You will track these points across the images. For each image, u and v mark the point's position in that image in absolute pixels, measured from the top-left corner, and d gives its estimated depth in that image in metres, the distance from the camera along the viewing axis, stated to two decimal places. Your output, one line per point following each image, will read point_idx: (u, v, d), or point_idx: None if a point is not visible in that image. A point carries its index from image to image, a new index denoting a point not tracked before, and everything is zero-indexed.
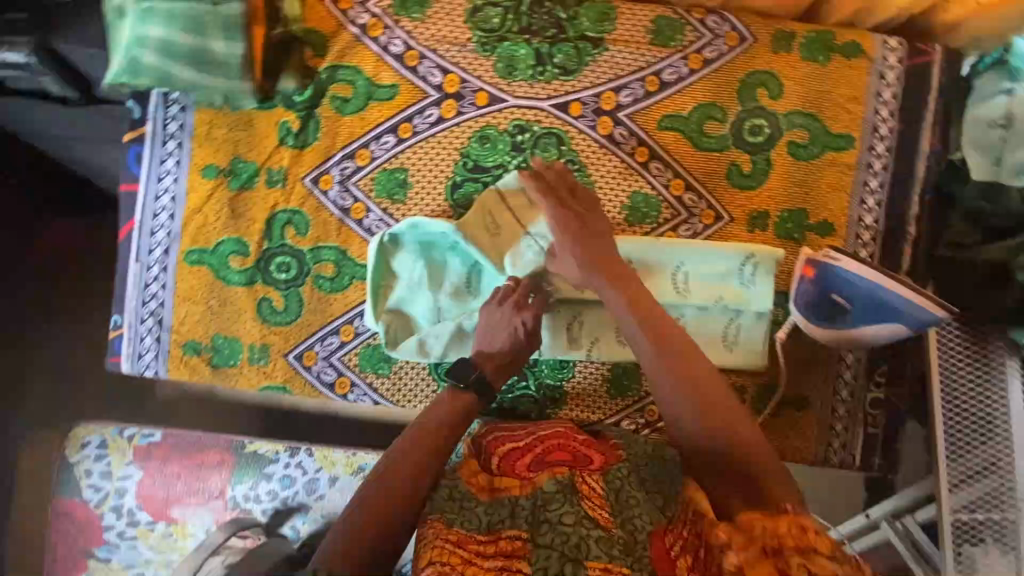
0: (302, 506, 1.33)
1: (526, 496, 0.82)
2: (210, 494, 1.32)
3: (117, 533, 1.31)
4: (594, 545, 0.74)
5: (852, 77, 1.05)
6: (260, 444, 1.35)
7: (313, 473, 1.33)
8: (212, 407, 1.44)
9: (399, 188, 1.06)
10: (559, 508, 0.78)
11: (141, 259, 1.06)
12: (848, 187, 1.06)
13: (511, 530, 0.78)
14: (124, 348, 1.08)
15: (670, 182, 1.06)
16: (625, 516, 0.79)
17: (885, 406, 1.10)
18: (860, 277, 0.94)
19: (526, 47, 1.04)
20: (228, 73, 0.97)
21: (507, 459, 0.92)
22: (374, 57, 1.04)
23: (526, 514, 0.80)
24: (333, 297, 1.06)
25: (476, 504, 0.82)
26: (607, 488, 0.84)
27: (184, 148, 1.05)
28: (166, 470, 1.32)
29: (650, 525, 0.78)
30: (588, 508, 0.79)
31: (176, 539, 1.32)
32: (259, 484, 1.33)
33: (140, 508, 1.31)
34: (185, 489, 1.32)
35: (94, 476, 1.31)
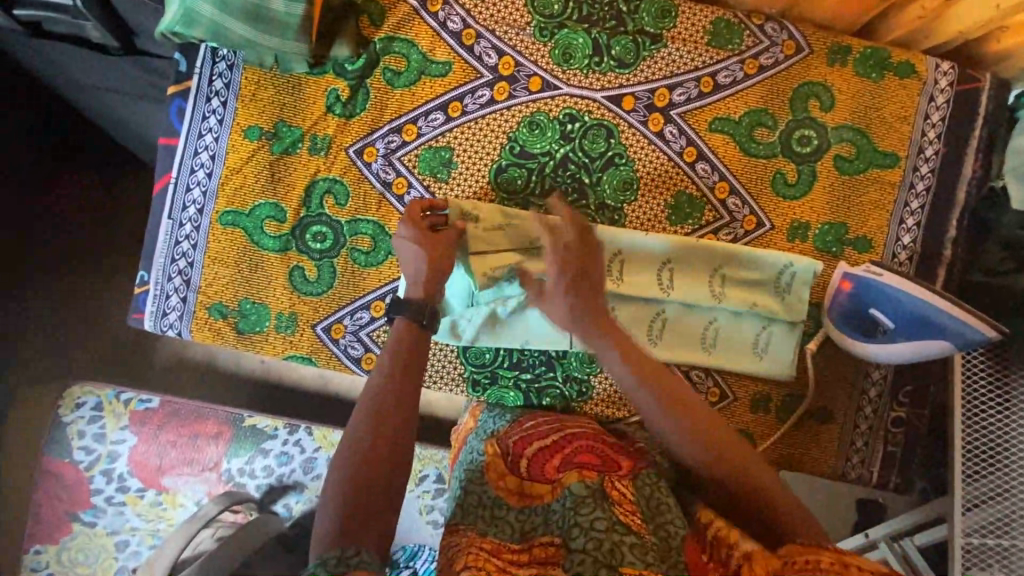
0: (298, 485, 1.31)
1: (558, 497, 0.80)
2: (204, 465, 1.29)
3: (106, 497, 1.27)
4: (628, 551, 0.70)
5: (902, 96, 1.06)
6: (259, 419, 1.33)
7: (312, 452, 1.31)
8: (216, 377, 1.40)
9: (443, 166, 1.05)
10: (591, 512, 0.74)
11: (174, 216, 1.04)
12: (890, 206, 1.07)
13: (544, 537, 0.77)
14: (148, 305, 1.05)
15: (715, 184, 1.06)
16: (656, 523, 0.76)
17: (906, 426, 1.10)
18: (899, 291, 0.95)
19: (584, 37, 1.04)
20: (284, 32, 0.94)
21: (534, 460, 0.90)
22: (431, 32, 1.03)
23: (558, 517, 0.77)
24: (367, 271, 1.05)
25: (509, 510, 0.83)
26: (638, 494, 0.81)
27: (229, 107, 1.03)
28: (161, 437, 1.29)
29: (685, 532, 0.76)
30: (619, 514, 0.76)
31: (164, 508, 1.28)
32: (255, 459, 1.31)
33: (132, 473, 1.28)
34: (179, 458, 1.29)
35: (86, 438, 1.28)
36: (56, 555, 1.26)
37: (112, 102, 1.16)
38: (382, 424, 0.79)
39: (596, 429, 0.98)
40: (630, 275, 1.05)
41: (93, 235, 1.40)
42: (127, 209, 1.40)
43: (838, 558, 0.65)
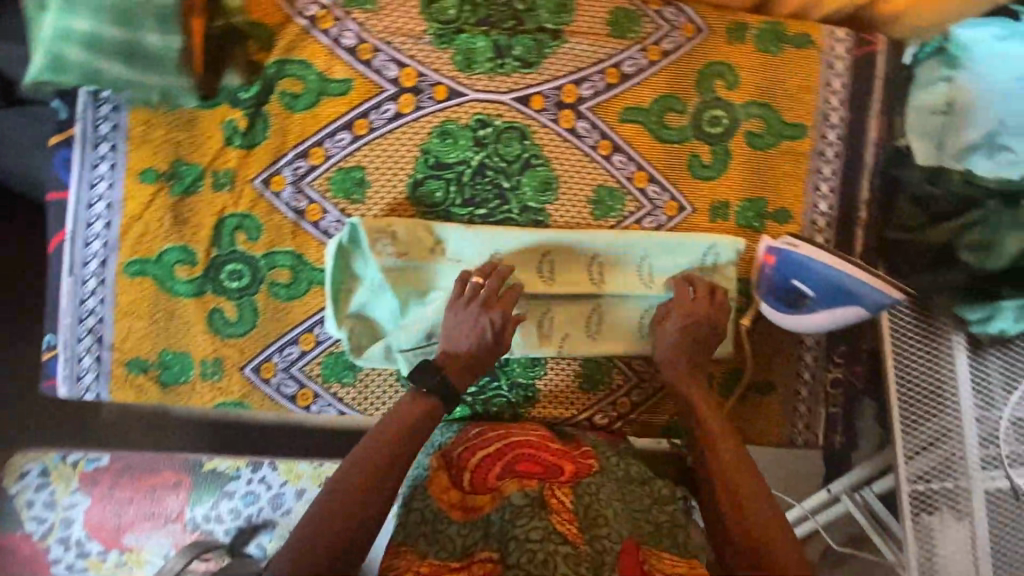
0: (269, 523, 1.25)
1: (496, 509, 0.86)
2: (167, 517, 1.23)
3: (66, 566, 1.21)
4: (561, 562, 0.78)
5: (803, 67, 1.08)
6: (218, 461, 1.27)
7: (278, 487, 1.26)
8: (156, 426, 1.32)
9: (356, 187, 1.02)
10: (528, 523, 0.82)
11: (75, 273, 0.98)
12: (803, 175, 1.09)
13: (483, 552, 0.83)
14: (60, 370, 0.99)
15: (633, 174, 1.06)
16: (593, 535, 0.83)
17: (844, 385, 1.14)
18: (816, 264, 0.97)
19: (484, 40, 1.01)
20: (164, 68, 0.89)
21: (475, 471, 0.90)
22: (325, 50, 0.99)
23: (501, 531, 0.84)
24: (291, 305, 1.01)
25: (450, 524, 0.85)
26: (577, 501, 0.87)
27: (120, 151, 0.97)
28: (116, 494, 1.22)
29: (620, 543, 0.82)
30: (555, 523, 0.83)
31: (130, 569, 1.22)
32: (220, 503, 1.25)
33: (89, 537, 1.21)
34: (138, 514, 1.23)
35: (36, 507, 1.20)
36: None
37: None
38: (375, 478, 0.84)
39: (542, 433, 0.97)
40: (560, 275, 1.04)
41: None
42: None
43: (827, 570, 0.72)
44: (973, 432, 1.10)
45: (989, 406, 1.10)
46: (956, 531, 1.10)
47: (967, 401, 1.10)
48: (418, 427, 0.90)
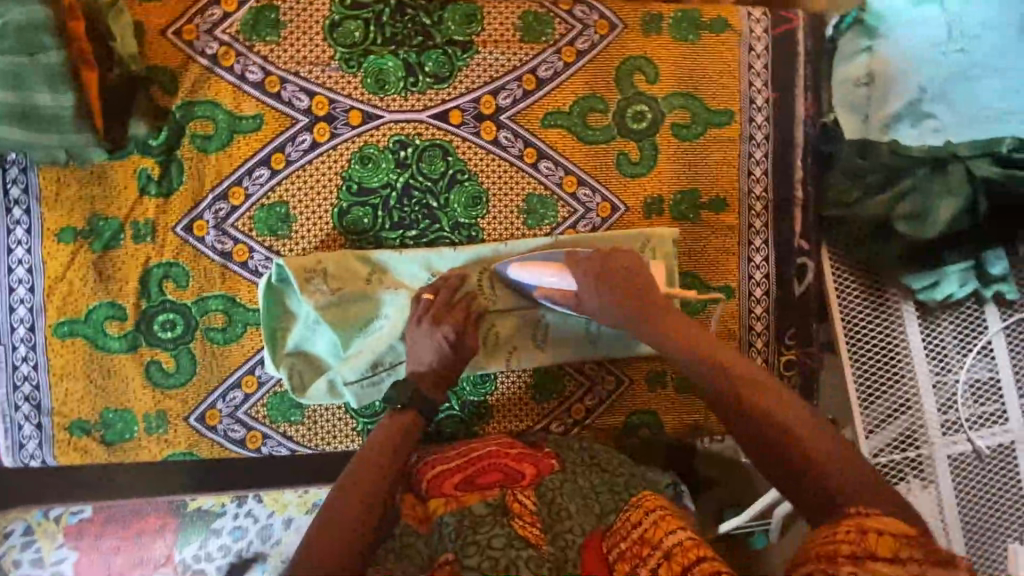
0: (259, 555, 1.17)
1: (449, 513, 0.82)
2: (156, 561, 1.17)
3: None
4: (524, 565, 0.75)
5: (723, 52, 1.06)
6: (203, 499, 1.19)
7: (266, 519, 1.18)
8: None
9: (282, 223, 1.00)
10: (489, 530, 0.79)
11: (4, 341, 0.96)
12: (734, 161, 1.08)
13: (444, 554, 0.79)
14: (2, 441, 0.98)
15: (563, 179, 1.04)
16: (555, 532, 0.80)
17: (799, 366, 1.13)
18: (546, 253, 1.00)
19: (393, 60, 0.99)
20: (60, 126, 0.88)
21: (433, 480, 0.89)
22: (231, 88, 0.97)
23: (453, 533, 0.80)
24: (228, 349, 1.00)
25: (413, 537, 0.83)
26: (539, 501, 0.84)
27: (33, 213, 0.95)
28: (102, 545, 1.16)
29: (583, 536, 0.80)
30: (518, 527, 0.80)
31: None
32: (208, 542, 1.18)
33: None
34: (126, 563, 1.16)
35: (23, 566, 1.15)
36: None
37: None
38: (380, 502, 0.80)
39: (502, 442, 0.96)
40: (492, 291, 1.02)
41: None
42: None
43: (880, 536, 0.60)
44: (932, 401, 1.08)
45: (946, 371, 1.08)
46: (924, 501, 1.08)
47: (922, 370, 1.08)
48: (403, 440, 0.87)
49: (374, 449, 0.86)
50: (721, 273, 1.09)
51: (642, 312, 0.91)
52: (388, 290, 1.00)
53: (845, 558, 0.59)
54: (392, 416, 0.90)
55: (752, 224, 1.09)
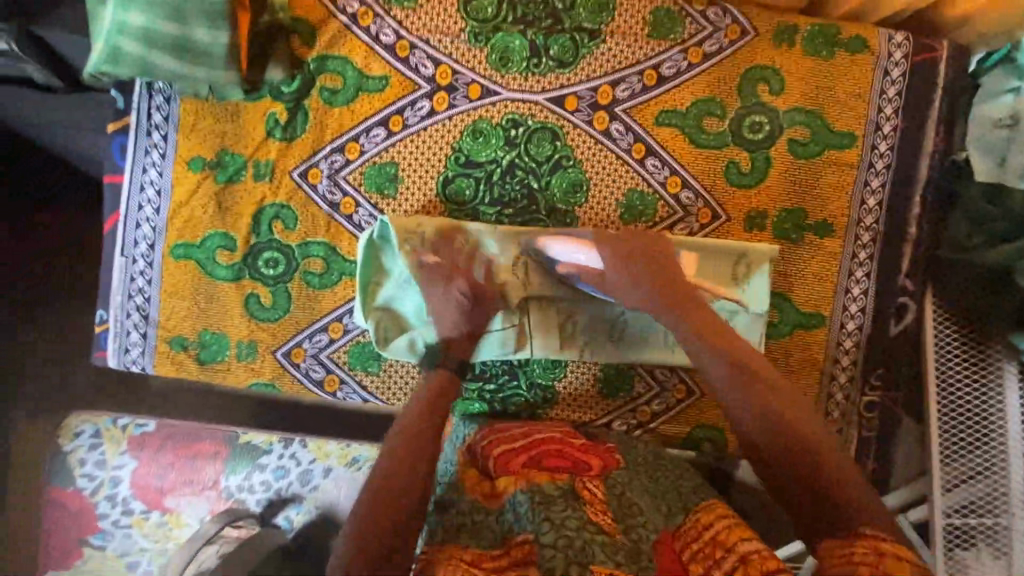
0: (297, 497, 1.33)
1: (521, 491, 0.81)
2: (205, 484, 1.32)
3: (112, 521, 1.30)
4: (599, 549, 0.73)
5: (856, 73, 1.02)
6: (254, 435, 1.34)
7: (307, 464, 1.33)
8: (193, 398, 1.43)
9: (389, 182, 1.04)
10: (562, 510, 0.77)
11: (127, 253, 1.04)
12: (848, 187, 1.04)
13: (520, 535, 0.77)
14: (110, 344, 1.06)
15: (667, 179, 1.03)
16: (627, 524, 0.78)
17: (880, 409, 1.08)
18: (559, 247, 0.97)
19: (521, 39, 1.01)
20: (212, 63, 0.94)
21: (499, 457, 0.89)
22: (364, 47, 1.01)
23: (530, 513, 0.78)
24: (322, 293, 1.05)
25: (484, 513, 0.82)
26: (608, 492, 0.84)
27: (170, 139, 1.03)
28: (160, 460, 1.31)
29: (656, 533, 0.79)
30: (590, 513, 0.79)
31: (170, 529, 1.31)
32: (253, 475, 1.33)
33: (135, 497, 1.31)
34: (179, 479, 1.31)
35: (87, 465, 1.30)
36: None
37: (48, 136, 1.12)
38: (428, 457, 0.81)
39: (565, 431, 0.97)
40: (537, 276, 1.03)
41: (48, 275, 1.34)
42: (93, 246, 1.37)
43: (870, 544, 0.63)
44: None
45: None
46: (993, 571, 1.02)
47: (1018, 437, 1.00)
48: (447, 402, 0.88)
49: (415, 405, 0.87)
50: (814, 299, 1.06)
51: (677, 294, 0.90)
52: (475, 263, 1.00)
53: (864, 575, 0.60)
54: (431, 377, 0.90)
55: (856, 254, 1.05)
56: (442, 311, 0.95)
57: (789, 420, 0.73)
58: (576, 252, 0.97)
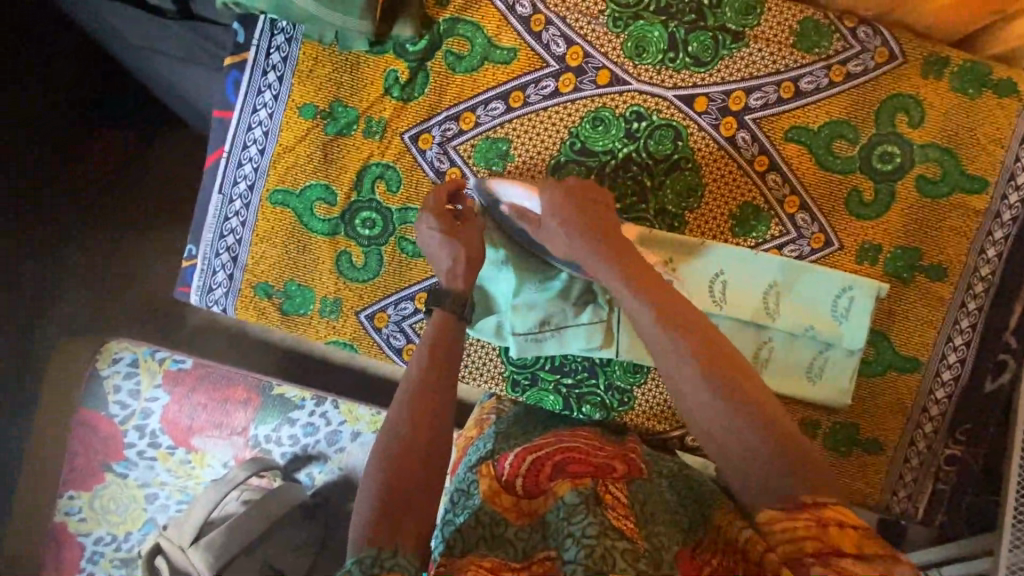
0: (322, 456, 1.30)
1: (551, 506, 0.75)
2: (233, 429, 1.29)
3: (137, 452, 1.28)
4: (620, 557, 0.65)
5: (1000, 117, 0.98)
6: (287, 389, 1.32)
7: (336, 425, 1.29)
8: (236, 342, 1.41)
9: (499, 159, 1.01)
10: (582, 520, 0.70)
11: (224, 192, 1.03)
12: (970, 233, 1.00)
13: (543, 552, 0.71)
14: (195, 280, 1.05)
15: (785, 198, 1.00)
16: (650, 531, 0.70)
17: (959, 464, 1.05)
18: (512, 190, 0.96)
19: (660, 31, 0.97)
20: (348, 9, 0.91)
21: (530, 474, 0.81)
22: (498, 15, 0.98)
23: (553, 531, 0.72)
24: (414, 262, 1.02)
25: (507, 527, 0.75)
26: (631, 496, 0.75)
27: (285, 82, 1.00)
28: (193, 399, 1.29)
29: (678, 547, 0.69)
30: (612, 518, 0.71)
31: (192, 467, 1.28)
32: (281, 427, 1.30)
33: (163, 431, 1.28)
34: (209, 420, 1.29)
35: (122, 393, 1.28)
36: (88, 502, 1.26)
37: (155, 62, 1.10)
38: (432, 434, 0.73)
39: (592, 443, 0.89)
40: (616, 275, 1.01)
41: (123, 195, 1.39)
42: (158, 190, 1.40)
43: (816, 520, 0.58)
44: None
45: None
46: None
47: None
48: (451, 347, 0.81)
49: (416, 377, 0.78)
50: (914, 343, 1.03)
51: (618, 248, 0.83)
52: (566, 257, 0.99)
53: (812, 557, 0.55)
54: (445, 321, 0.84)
55: (964, 304, 1.01)
56: (447, 252, 0.88)
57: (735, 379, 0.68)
58: (523, 198, 0.95)
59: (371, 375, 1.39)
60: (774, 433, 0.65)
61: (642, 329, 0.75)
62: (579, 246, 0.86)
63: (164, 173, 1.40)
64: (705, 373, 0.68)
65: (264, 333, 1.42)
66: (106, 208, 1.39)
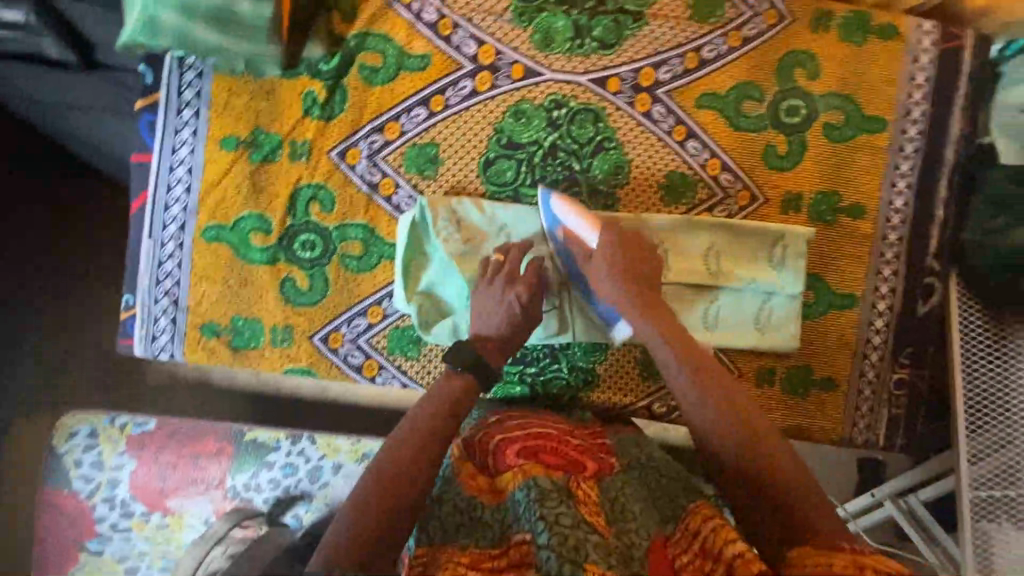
0: (305, 494, 1.24)
1: (519, 486, 0.75)
2: (209, 483, 1.23)
3: (110, 525, 1.21)
4: (593, 549, 0.68)
5: (886, 59, 1.05)
6: (260, 432, 1.27)
7: (317, 461, 1.25)
8: (200, 392, 1.37)
9: (429, 164, 1.02)
10: (556, 506, 0.71)
11: (154, 236, 1.00)
12: (880, 170, 1.07)
13: (519, 534, 0.72)
14: (137, 330, 1.02)
15: (707, 162, 1.04)
16: (619, 528, 0.74)
17: (909, 387, 1.10)
18: (561, 215, 0.97)
19: (564, 20, 1.01)
20: (254, 36, 0.93)
21: (502, 456, 0.83)
22: (406, 25, 1.00)
23: (523, 512, 0.73)
24: (360, 277, 1.02)
25: (483, 509, 0.77)
26: (601, 496, 0.79)
27: (202, 117, 0.99)
28: (160, 460, 1.23)
29: (648, 541, 0.75)
30: (584, 514, 0.73)
31: (172, 530, 1.22)
32: (260, 473, 1.25)
33: (135, 498, 1.22)
34: (182, 479, 1.23)
35: (84, 466, 1.21)
36: None
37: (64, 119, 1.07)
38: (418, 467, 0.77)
39: (562, 427, 0.90)
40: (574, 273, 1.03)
41: (49, 258, 1.33)
42: (81, 246, 1.33)
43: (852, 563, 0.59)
44: None
45: None
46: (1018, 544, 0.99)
47: None
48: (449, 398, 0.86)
49: (412, 417, 0.83)
50: (848, 281, 1.08)
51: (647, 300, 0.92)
52: (509, 250, 0.99)
53: None
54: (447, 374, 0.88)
55: (887, 236, 1.08)
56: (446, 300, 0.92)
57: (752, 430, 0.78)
58: (583, 229, 0.97)
59: (343, 404, 1.36)
60: (795, 491, 0.71)
61: (669, 373, 0.86)
62: (618, 292, 0.92)
63: (82, 230, 1.33)
64: (722, 417, 0.79)
65: (234, 378, 1.37)
66: (58, 255, 1.33)
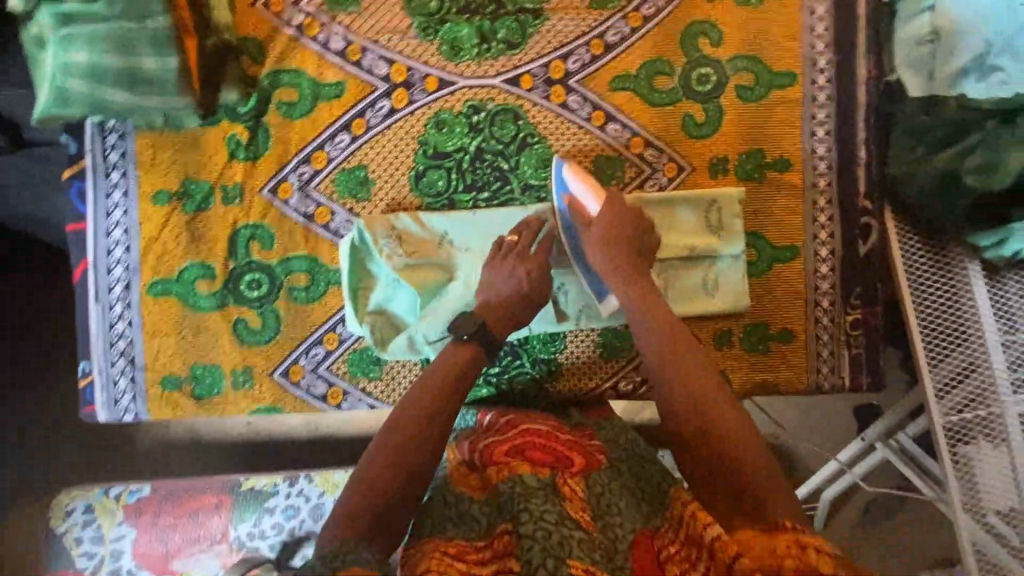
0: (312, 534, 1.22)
1: (506, 480, 0.76)
2: (212, 539, 1.20)
3: None
4: (577, 545, 0.67)
5: (783, 16, 1.09)
6: (256, 479, 1.26)
7: (316, 498, 1.23)
8: (185, 450, 1.36)
9: (361, 186, 1.04)
10: (542, 503, 0.71)
11: (101, 300, 1.01)
12: (797, 122, 1.10)
13: (502, 526, 0.72)
14: (98, 396, 1.03)
15: (630, 140, 1.07)
16: (604, 522, 0.72)
17: (865, 326, 1.12)
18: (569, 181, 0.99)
19: (468, 27, 1.04)
20: (164, 90, 0.94)
21: (490, 453, 0.83)
22: (316, 56, 1.02)
23: (507, 503, 0.73)
24: (311, 307, 1.03)
25: (471, 503, 0.77)
26: (588, 491, 0.76)
27: (130, 177, 1.01)
28: (160, 523, 1.21)
29: (633, 533, 0.72)
30: (569, 509, 0.72)
31: None
32: (262, 519, 1.22)
33: (140, 567, 1.19)
34: (184, 539, 1.20)
35: (84, 543, 1.20)
36: None
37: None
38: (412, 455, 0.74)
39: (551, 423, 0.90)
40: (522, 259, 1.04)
41: None
42: None
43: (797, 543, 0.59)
44: (1002, 361, 1.00)
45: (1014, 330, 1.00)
46: (998, 461, 0.98)
47: (991, 329, 1.00)
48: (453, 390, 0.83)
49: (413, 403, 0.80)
50: (787, 233, 1.11)
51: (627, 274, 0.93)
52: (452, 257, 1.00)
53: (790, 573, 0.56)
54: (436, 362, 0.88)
55: (817, 184, 1.11)
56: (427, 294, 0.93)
57: (719, 408, 0.77)
58: (586, 198, 0.98)
59: (328, 440, 1.35)
60: (753, 471, 0.70)
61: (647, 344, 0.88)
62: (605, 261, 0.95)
63: None
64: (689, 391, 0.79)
65: (219, 431, 1.36)
66: None
